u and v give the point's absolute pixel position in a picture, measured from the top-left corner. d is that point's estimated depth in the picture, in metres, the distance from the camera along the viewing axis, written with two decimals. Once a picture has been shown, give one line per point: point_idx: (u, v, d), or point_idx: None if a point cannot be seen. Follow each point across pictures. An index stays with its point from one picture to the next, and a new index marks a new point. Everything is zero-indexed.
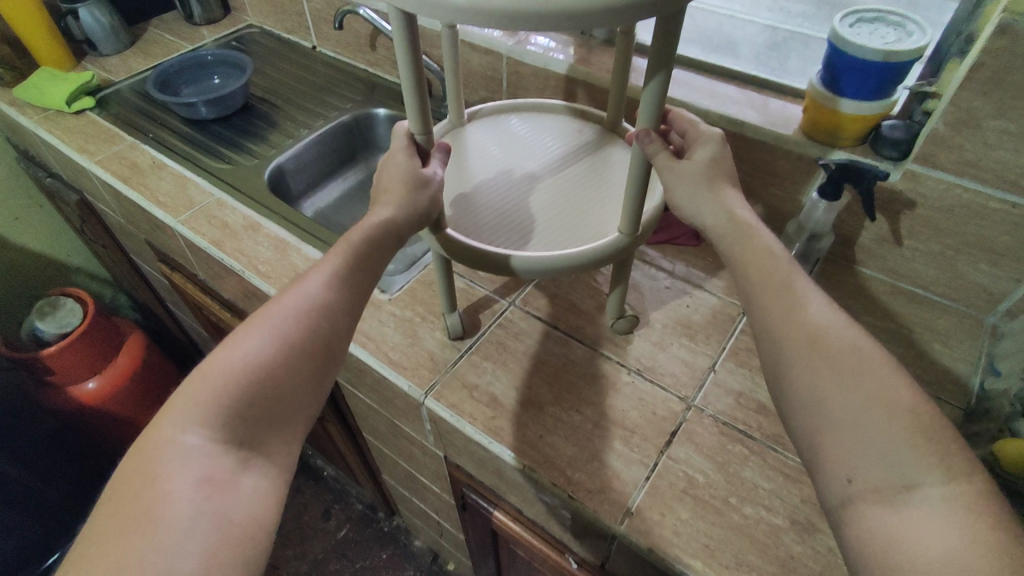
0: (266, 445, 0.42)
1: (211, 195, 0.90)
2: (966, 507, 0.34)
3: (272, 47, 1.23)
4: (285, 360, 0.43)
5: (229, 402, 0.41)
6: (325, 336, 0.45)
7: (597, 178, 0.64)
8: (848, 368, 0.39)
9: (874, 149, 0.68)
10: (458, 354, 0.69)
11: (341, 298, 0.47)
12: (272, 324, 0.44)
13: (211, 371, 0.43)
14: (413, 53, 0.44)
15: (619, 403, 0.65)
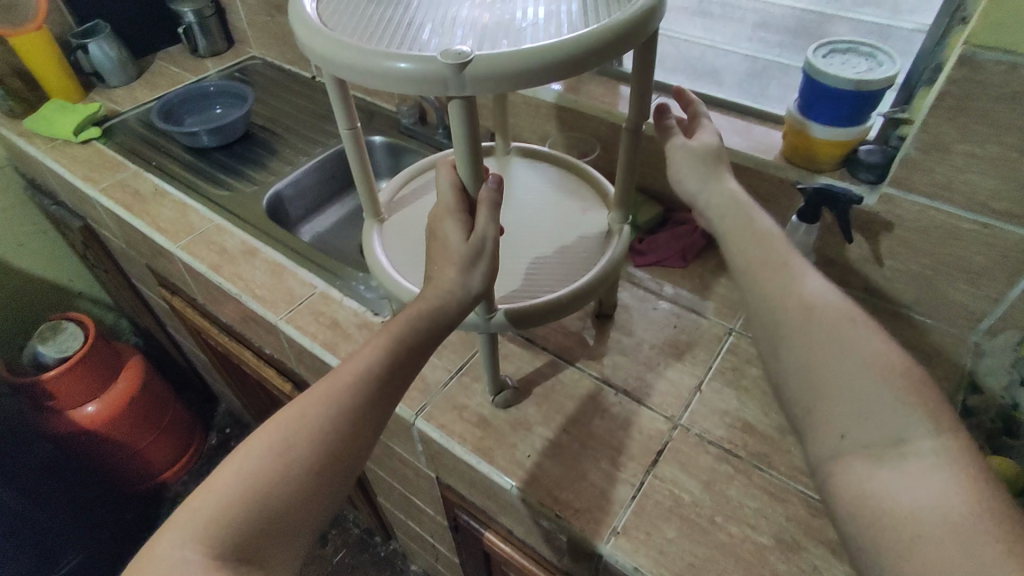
0: (265, 568, 0.38)
1: (211, 221, 0.92)
2: (957, 461, 0.36)
3: (274, 78, 1.27)
4: (295, 472, 0.40)
5: (230, 518, 0.38)
6: (342, 438, 0.41)
7: (561, 228, 0.62)
8: (837, 334, 0.40)
9: (851, 173, 0.71)
10: (449, 376, 0.71)
11: (364, 404, 0.42)
12: (286, 431, 0.40)
13: (221, 475, 0.40)
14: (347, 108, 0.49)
15: (606, 423, 0.66)
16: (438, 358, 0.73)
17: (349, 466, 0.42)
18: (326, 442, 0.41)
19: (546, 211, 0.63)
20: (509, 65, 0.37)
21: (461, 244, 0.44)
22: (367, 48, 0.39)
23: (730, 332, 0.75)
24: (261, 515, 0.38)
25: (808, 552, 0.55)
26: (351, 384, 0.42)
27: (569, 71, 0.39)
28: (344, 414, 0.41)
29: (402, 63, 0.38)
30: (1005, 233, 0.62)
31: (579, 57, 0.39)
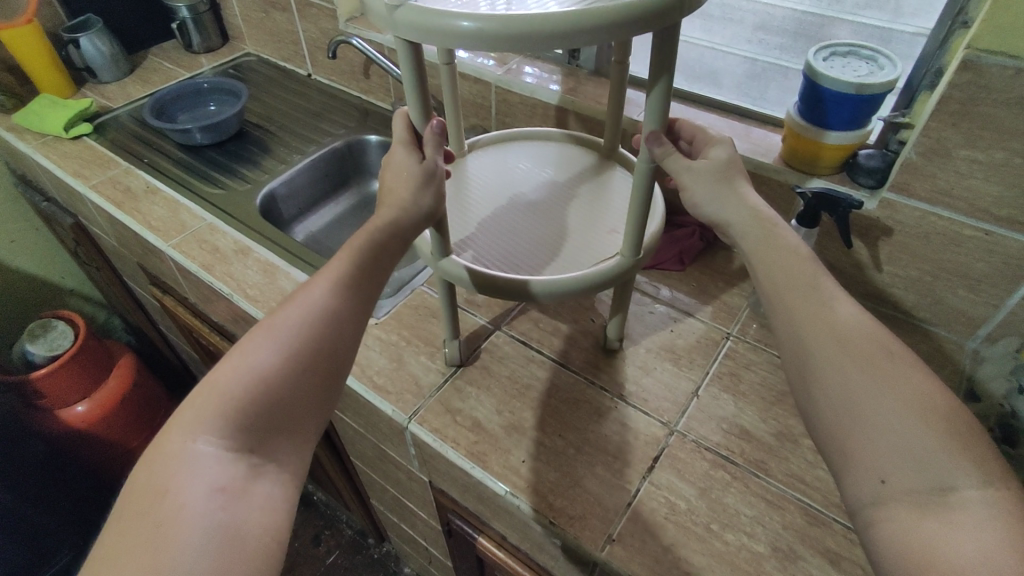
0: (277, 449, 0.43)
1: (203, 220, 0.91)
2: (1006, 513, 0.34)
3: (269, 75, 1.25)
4: (295, 365, 0.44)
5: (241, 406, 0.42)
6: (331, 341, 0.46)
7: (590, 225, 0.66)
8: (878, 370, 0.40)
9: (851, 177, 0.70)
10: (443, 379, 0.70)
11: (346, 305, 0.48)
12: (280, 333, 0.45)
13: (219, 382, 0.43)
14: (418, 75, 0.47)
15: (603, 428, 0.65)
16: (433, 361, 0.72)
17: (341, 360, 0.47)
18: (319, 338, 0.46)
19: (584, 199, 0.69)
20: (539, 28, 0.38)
21: (415, 167, 0.51)
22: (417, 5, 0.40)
23: (727, 337, 0.74)
24: (270, 404, 0.43)
25: (805, 561, 0.55)
26: (332, 289, 0.48)
27: (590, 41, 0.39)
28: (332, 314, 0.47)
29: (432, 18, 0.39)
30: (1006, 239, 0.62)
31: (601, 28, 0.38)
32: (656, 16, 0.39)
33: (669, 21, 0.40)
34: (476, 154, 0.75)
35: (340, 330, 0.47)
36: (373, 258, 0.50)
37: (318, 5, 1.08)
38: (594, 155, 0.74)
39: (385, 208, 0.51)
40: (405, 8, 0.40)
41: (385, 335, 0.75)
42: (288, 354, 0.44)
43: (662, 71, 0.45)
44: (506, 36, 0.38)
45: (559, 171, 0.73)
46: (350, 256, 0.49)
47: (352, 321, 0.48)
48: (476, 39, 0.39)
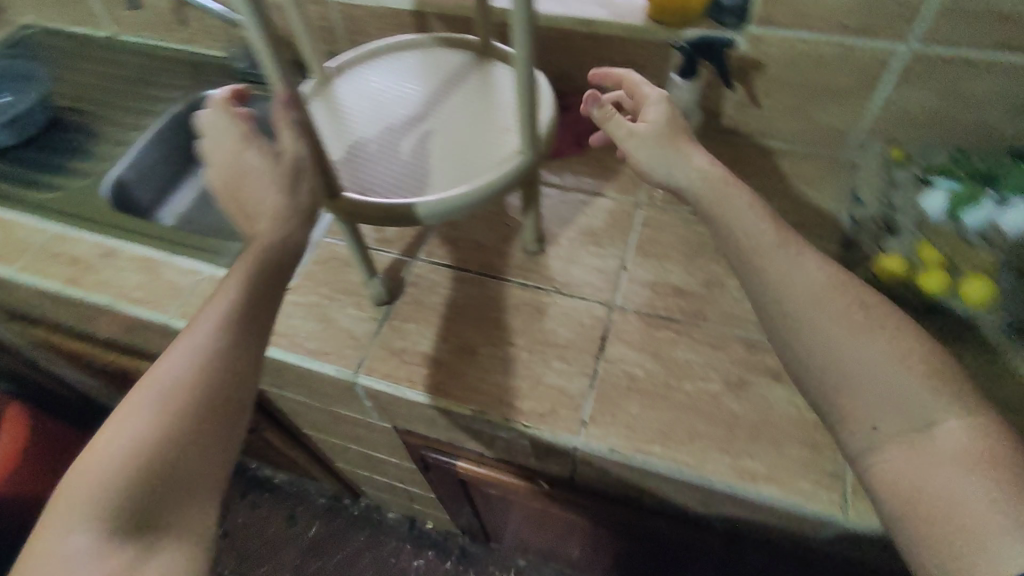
0: (170, 517, 0.39)
1: (46, 231, 0.78)
2: (983, 436, 0.39)
3: (63, 46, 1.06)
4: (192, 399, 0.41)
5: (115, 483, 0.38)
6: (219, 383, 0.42)
7: (478, 129, 0.62)
8: (855, 325, 0.43)
9: (716, 20, 0.70)
10: (378, 324, 0.67)
11: (245, 322, 0.44)
12: (158, 387, 0.41)
13: (96, 453, 0.40)
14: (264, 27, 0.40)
15: (548, 324, 0.66)
16: (361, 310, 0.68)
17: (242, 391, 0.43)
18: (216, 367, 0.42)
19: (467, 104, 0.65)
20: None
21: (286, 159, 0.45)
22: None
23: (638, 207, 0.75)
24: (168, 445, 0.40)
25: (755, 385, 0.60)
26: (227, 305, 0.43)
27: None
28: (229, 336, 0.43)
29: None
30: (862, 49, 0.66)
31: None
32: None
33: None
34: (345, 75, 0.68)
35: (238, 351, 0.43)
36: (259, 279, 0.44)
37: None
38: (471, 54, 0.70)
39: (261, 217, 0.45)
40: None
41: (303, 298, 0.70)
42: (182, 386, 0.41)
43: None
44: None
45: (435, 78, 0.68)
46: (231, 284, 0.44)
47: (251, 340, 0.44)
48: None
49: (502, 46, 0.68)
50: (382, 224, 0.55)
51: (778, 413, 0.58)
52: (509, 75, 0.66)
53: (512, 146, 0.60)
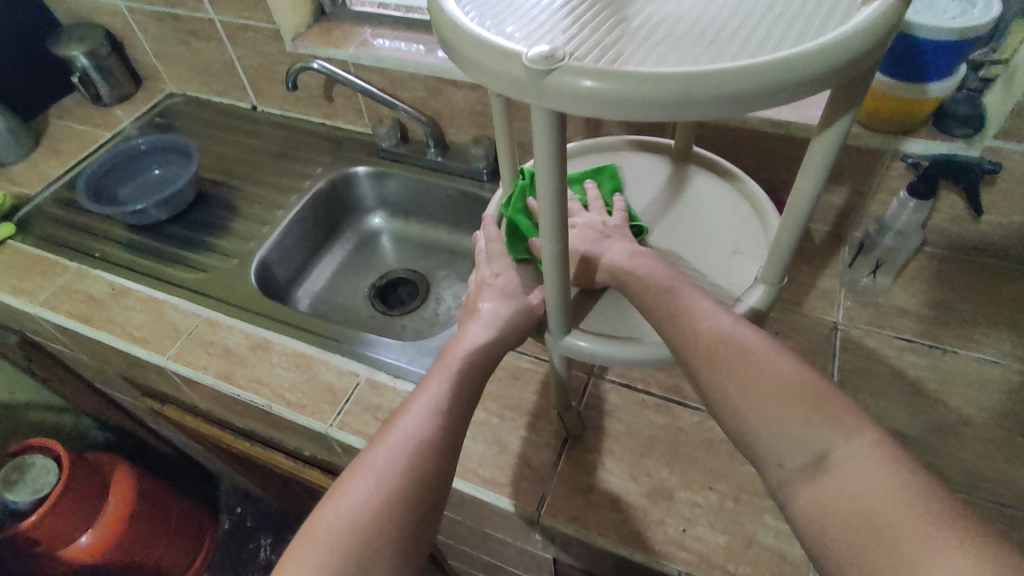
0: None
1: (197, 316, 0.77)
2: (882, 457, 0.32)
3: (205, 117, 1.07)
4: (420, 454, 0.41)
5: (339, 552, 0.37)
6: (436, 470, 0.41)
7: (697, 251, 0.55)
8: (761, 364, 0.37)
9: (940, 128, 0.62)
10: (557, 453, 0.60)
11: (448, 442, 0.43)
12: (377, 462, 0.41)
13: (319, 526, 0.39)
14: (558, 190, 0.36)
15: (753, 469, 0.58)
16: (536, 434, 0.62)
17: (446, 483, 0.42)
18: (435, 442, 0.42)
19: (681, 216, 0.58)
20: (708, 89, 0.29)
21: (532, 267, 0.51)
22: (553, 70, 0.30)
23: (837, 326, 0.67)
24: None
25: None
26: (420, 435, 0.42)
27: (762, 107, 0.30)
28: (428, 469, 0.41)
29: (583, 78, 0.30)
30: None
31: (797, 86, 0.30)
32: (867, 57, 0.31)
33: (854, 73, 0.31)
34: None
35: (442, 446, 0.42)
36: (469, 376, 0.46)
37: (254, 26, 0.92)
38: (667, 162, 0.64)
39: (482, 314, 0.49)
40: (539, 68, 0.30)
41: (469, 414, 0.64)
42: (370, 521, 0.38)
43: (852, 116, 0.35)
44: (687, 100, 0.29)
45: (639, 187, 0.62)
46: (447, 371, 0.46)
47: (456, 434, 0.44)
48: (644, 105, 0.30)
49: (710, 154, 0.63)
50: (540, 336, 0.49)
51: None
52: (725, 186, 0.60)
53: (750, 276, 0.51)
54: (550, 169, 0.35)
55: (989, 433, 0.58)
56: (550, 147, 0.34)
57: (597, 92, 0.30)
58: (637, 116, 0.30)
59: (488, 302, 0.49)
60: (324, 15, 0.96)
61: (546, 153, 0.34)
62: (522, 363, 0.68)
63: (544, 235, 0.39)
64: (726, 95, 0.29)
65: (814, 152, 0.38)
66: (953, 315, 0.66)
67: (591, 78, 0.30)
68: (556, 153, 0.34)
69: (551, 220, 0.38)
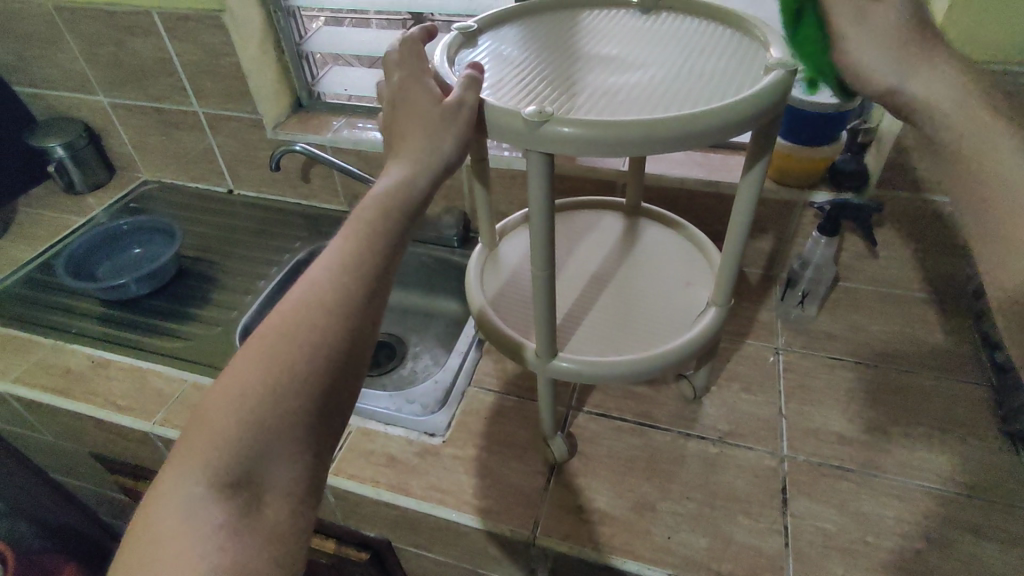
0: (273, 470, 0.37)
1: (182, 381, 0.78)
2: None
3: (181, 201, 1.13)
4: (321, 315, 0.39)
5: (236, 427, 0.36)
6: (341, 335, 0.39)
7: (656, 286, 0.64)
8: None
9: (835, 182, 0.77)
10: (546, 479, 0.65)
11: (352, 297, 0.40)
12: (276, 330, 0.39)
13: (216, 400, 0.37)
14: (546, 224, 0.45)
15: (723, 477, 0.64)
16: (525, 464, 0.67)
17: (357, 348, 0.40)
18: (337, 301, 0.40)
19: (637, 260, 0.68)
20: (658, 130, 0.39)
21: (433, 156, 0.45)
22: (540, 120, 0.40)
23: (777, 352, 0.77)
24: (256, 458, 0.36)
25: (960, 542, 0.58)
26: (318, 297, 0.40)
27: (697, 143, 0.41)
28: (332, 342, 0.39)
29: (564, 126, 0.39)
30: None
31: (720, 130, 0.41)
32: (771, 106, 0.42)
33: (761, 121, 0.43)
34: (507, 239, 0.71)
35: (348, 307, 0.40)
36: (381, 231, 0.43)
37: (236, 117, 1.00)
38: (619, 216, 0.75)
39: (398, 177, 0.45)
40: (530, 121, 0.40)
41: (461, 451, 0.68)
42: (260, 387, 0.37)
43: (762, 158, 0.47)
44: (643, 138, 0.39)
45: (598, 238, 0.72)
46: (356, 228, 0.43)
47: (367, 291, 0.41)
48: (610, 143, 0.39)
49: (653, 208, 0.74)
50: (534, 368, 0.56)
51: None
52: (668, 234, 0.71)
53: (702, 302, 0.61)
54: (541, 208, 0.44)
55: (914, 429, 0.67)
56: (541, 184, 0.42)
57: (573, 135, 0.39)
58: (606, 152, 0.40)
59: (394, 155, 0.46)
60: (301, 106, 1.06)
61: (539, 188, 0.42)
62: (505, 402, 0.73)
63: (534, 260, 0.47)
64: (669, 135, 0.39)
65: (740, 189, 0.49)
66: (870, 335, 0.78)
67: (569, 125, 0.39)
68: (546, 193, 0.43)
69: (540, 252, 0.46)
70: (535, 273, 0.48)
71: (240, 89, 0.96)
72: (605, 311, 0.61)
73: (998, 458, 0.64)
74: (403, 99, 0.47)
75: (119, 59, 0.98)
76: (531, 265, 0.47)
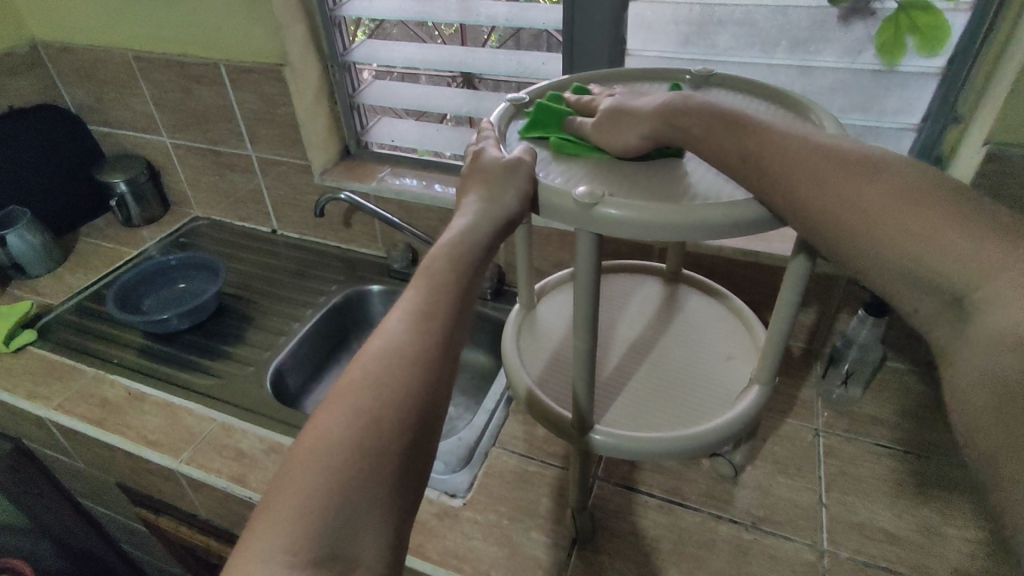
0: (359, 541, 0.33)
1: (212, 420, 0.79)
2: None
3: (228, 238, 1.17)
4: (399, 369, 0.38)
5: (317, 495, 0.33)
6: (423, 388, 0.37)
7: (695, 358, 0.63)
8: None
9: None
10: (568, 553, 0.62)
11: (431, 349, 0.39)
12: (354, 387, 0.37)
13: (293, 467, 0.35)
14: (593, 300, 0.44)
15: (756, 568, 0.60)
16: (547, 535, 0.64)
17: (440, 400, 0.38)
18: (417, 356, 0.38)
19: (676, 329, 0.67)
20: (710, 216, 0.39)
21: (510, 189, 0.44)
22: (589, 201, 0.40)
23: (818, 433, 0.73)
24: (341, 528, 0.33)
25: None
26: (395, 350, 0.38)
27: (750, 230, 0.40)
28: (408, 400, 0.37)
29: (613, 208, 0.39)
30: None
31: (776, 218, 0.40)
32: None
33: None
34: (544, 300, 0.71)
35: (427, 359, 0.38)
36: (453, 283, 0.42)
37: (287, 162, 1.04)
38: (659, 282, 0.74)
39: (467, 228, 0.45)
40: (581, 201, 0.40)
41: (481, 516, 0.66)
42: (341, 447, 0.35)
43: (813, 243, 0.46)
44: (693, 226, 0.39)
45: (636, 304, 0.71)
46: (426, 280, 0.42)
47: (446, 342, 0.40)
48: (659, 228, 0.39)
49: (694, 276, 0.73)
50: (567, 441, 0.55)
51: None
52: (710, 304, 0.70)
53: (743, 379, 0.59)
54: (588, 285, 0.44)
55: (969, 531, 0.62)
56: (590, 262, 0.42)
57: (622, 218, 0.39)
58: (655, 236, 0.40)
59: (464, 218, 0.46)
60: (349, 154, 1.09)
61: (585, 265, 0.42)
62: (529, 466, 0.72)
63: (577, 333, 0.46)
64: (720, 222, 0.39)
65: (790, 272, 0.48)
66: (920, 422, 0.73)
67: (618, 208, 0.39)
68: (594, 269, 0.43)
69: (585, 326, 0.46)
70: (576, 345, 0.47)
71: (294, 136, 1.00)
72: (643, 384, 0.60)
73: None
74: (473, 165, 0.47)
75: (185, 103, 1.04)
76: (575, 338, 0.47)
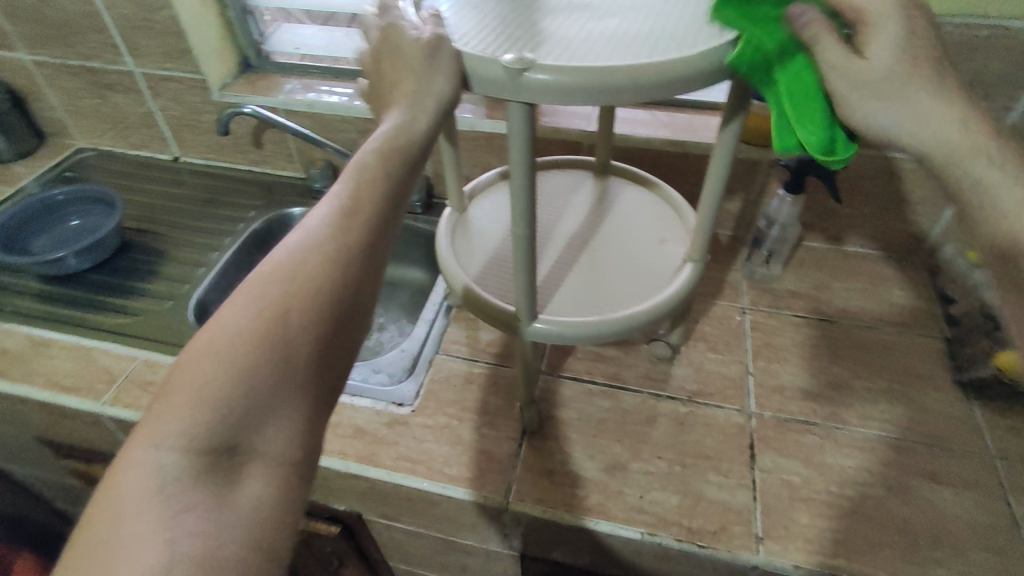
0: (261, 440, 0.33)
1: (131, 358, 0.74)
2: None
3: (123, 169, 1.06)
4: (318, 271, 0.35)
5: (216, 391, 0.32)
6: (339, 291, 0.36)
7: (631, 245, 0.63)
8: None
9: None
10: (519, 444, 0.64)
11: (353, 249, 0.36)
12: (266, 283, 0.35)
13: (192, 359, 0.33)
14: (529, 183, 0.42)
15: (693, 436, 0.65)
16: (496, 429, 0.66)
17: (357, 305, 0.37)
18: (337, 254, 0.36)
19: (611, 221, 0.67)
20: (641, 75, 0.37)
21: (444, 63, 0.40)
22: (517, 66, 0.38)
23: (744, 311, 0.78)
24: (244, 425, 0.32)
25: (917, 488, 0.60)
26: (314, 249, 0.36)
27: (682, 90, 0.39)
28: (324, 302, 0.35)
29: (541, 73, 0.37)
30: None
31: (705, 76, 0.39)
32: None
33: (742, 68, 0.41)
34: (476, 202, 0.69)
35: (348, 261, 0.36)
36: (382, 176, 0.39)
37: (177, 78, 0.94)
38: (590, 176, 0.73)
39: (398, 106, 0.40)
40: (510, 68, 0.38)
41: (430, 420, 0.67)
42: (247, 345, 0.33)
43: (740, 114, 0.45)
44: (626, 85, 0.38)
45: (569, 200, 0.70)
46: (353, 172, 0.39)
47: (370, 244, 0.37)
48: (590, 91, 0.38)
49: (625, 168, 0.73)
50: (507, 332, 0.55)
51: (960, 519, 0.57)
52: (642, 194, 0.70)
53: (676, 260, 0.60)
54: (523, 166, 0.41)
55: (875, 383, 0.69)
56: (523, 137, 0.40)
57: (551, 83, 0.37)
58: (585, 101, 0.38)
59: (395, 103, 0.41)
60: (249, 66, 0.99)
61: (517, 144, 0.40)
62: (475, 370, 0.72)
63: (513, 221, 0.45)
64: (651, 82, 0.38)
65: (720, 144, 0.47)
66: (835, 293, 0.79)
67: (547, 72, 0.37)
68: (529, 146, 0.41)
69: (523, 212, 0.44)
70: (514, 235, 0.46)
71: (179, 46, 0.89)
72: (581, 274, 0.60)
73: (953, 408, 0.66)
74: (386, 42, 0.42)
75: (41, 12, 0.89)
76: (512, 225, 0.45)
